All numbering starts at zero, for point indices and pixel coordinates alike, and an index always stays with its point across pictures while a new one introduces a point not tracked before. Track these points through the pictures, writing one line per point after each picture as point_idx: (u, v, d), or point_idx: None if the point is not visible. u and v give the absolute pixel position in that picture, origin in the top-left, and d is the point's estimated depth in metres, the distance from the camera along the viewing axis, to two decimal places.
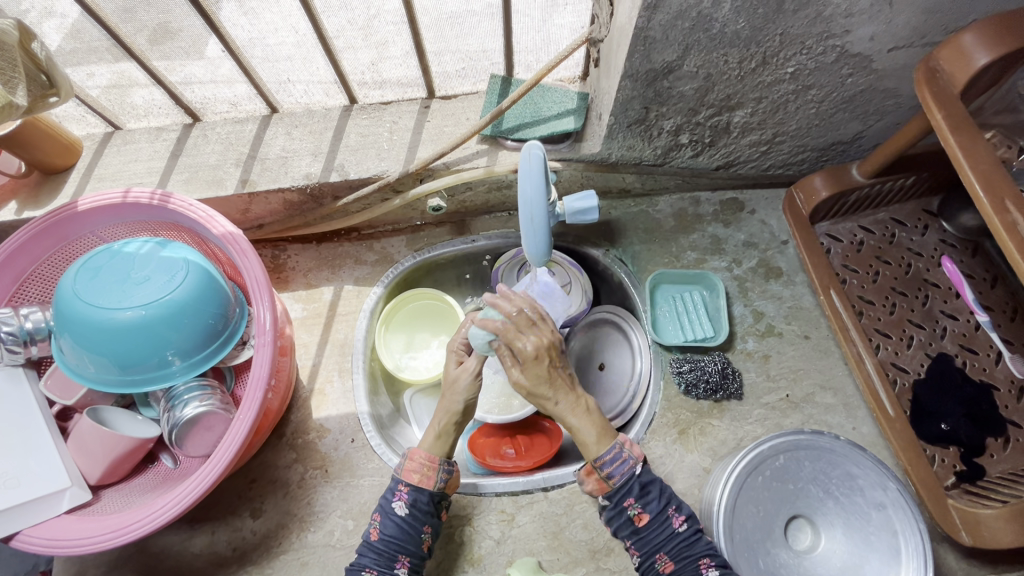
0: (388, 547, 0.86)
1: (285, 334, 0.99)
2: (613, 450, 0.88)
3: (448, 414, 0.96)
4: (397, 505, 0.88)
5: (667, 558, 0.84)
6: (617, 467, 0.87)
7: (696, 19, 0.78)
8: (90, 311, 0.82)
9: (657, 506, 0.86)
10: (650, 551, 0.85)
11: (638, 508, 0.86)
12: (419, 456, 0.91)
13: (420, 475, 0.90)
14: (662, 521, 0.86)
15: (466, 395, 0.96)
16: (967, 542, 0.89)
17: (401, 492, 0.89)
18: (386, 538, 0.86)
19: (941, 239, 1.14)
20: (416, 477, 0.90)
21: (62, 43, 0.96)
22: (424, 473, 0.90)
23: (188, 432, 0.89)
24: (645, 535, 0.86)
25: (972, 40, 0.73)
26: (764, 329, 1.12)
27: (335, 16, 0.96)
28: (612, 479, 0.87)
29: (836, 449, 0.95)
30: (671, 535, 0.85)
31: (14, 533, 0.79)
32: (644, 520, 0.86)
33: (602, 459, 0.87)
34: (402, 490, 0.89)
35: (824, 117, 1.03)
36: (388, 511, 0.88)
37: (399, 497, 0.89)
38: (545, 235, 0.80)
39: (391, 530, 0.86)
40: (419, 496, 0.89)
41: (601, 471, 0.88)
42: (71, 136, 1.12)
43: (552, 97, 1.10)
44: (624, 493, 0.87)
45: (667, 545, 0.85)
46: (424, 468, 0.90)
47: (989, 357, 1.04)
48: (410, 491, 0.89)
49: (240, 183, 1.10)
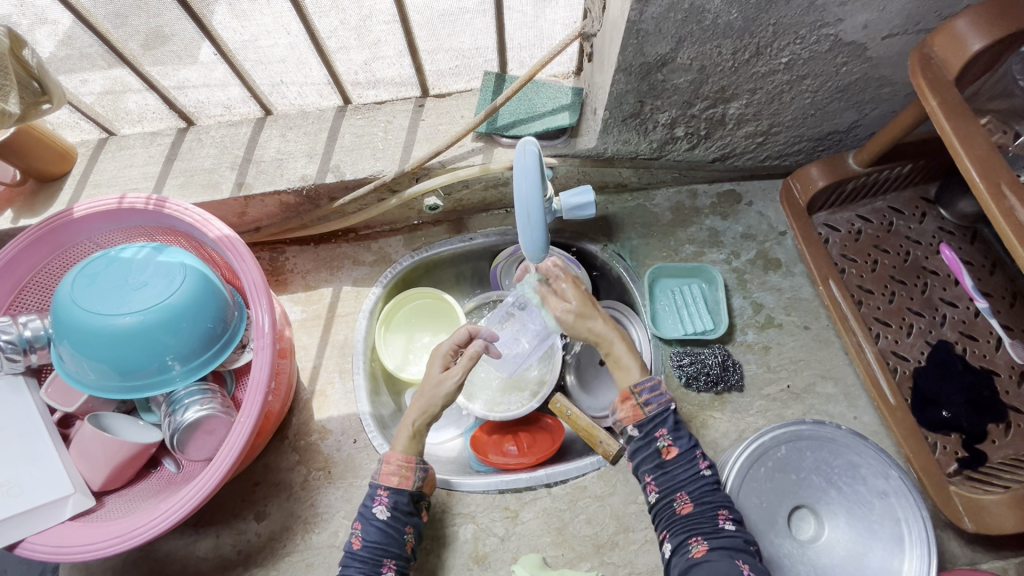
0: (373, 553, 0.85)
1: (284, 336, 1.00)
2: (652, 381, 0.88)
3: (423, 412, 0.95)
4: (377, 510, 0.87)
5: (687, 498, 0.83)
6: (654, 395, 0.87)
7: (688, 11, 0.78)
8: (88, 317, 0.82)
9: (687, 444, 0.85)
10: (671, 487, 0.84)
11: (669, 441, 0.85)
12: (395, 459, 0.91)
13: (399, 477, 0.90)
14: (690, 459, 0.84)
15: (444, 400, 0.95)
16: (971, 529, 0.88)
17: (381, 496, 0.88)
18: (369, 545, 0.85)
19: (939, 227, 1.14)
20: (395, 479, 0.89)
21: (56, 51, 0.95)
22: (402, 475, 0.90)
23: (189, 437, 0.89)
24: (670, 469, 0.84)
25: (966, 25, 0.73)
26: (764, 320, 1.12)
27: (327, 16, 0.96)
28: (648, 407, 0.86)
29: (837, 438, 0.96)
30: (696, 476, 0.84)
31: (19, 541, 0.79)
32: (671, 455, 0.85)
33: (641, 386, 0.88)
34: (381, 494, 0.88)
35: (819, 107, 1.02)
36: (368, 517, 0.87)
37: (380, 501, 0.88)
38: (541, 232, 0.80)
39: (373, 536, 0.85)
40: (399, 498, 0.88)
41: (637, 399, 0.87)
42: (66, 143, 1.12)
43: (546, 94, 1.10)
44: (657, 423, 0.86)
45: (689, 486, 0.83)
46: (401, 470, 0.90)
47: (989, 344, 1.04)
48: (390, 494, 0.88)
49: (235, 186, 1.10)
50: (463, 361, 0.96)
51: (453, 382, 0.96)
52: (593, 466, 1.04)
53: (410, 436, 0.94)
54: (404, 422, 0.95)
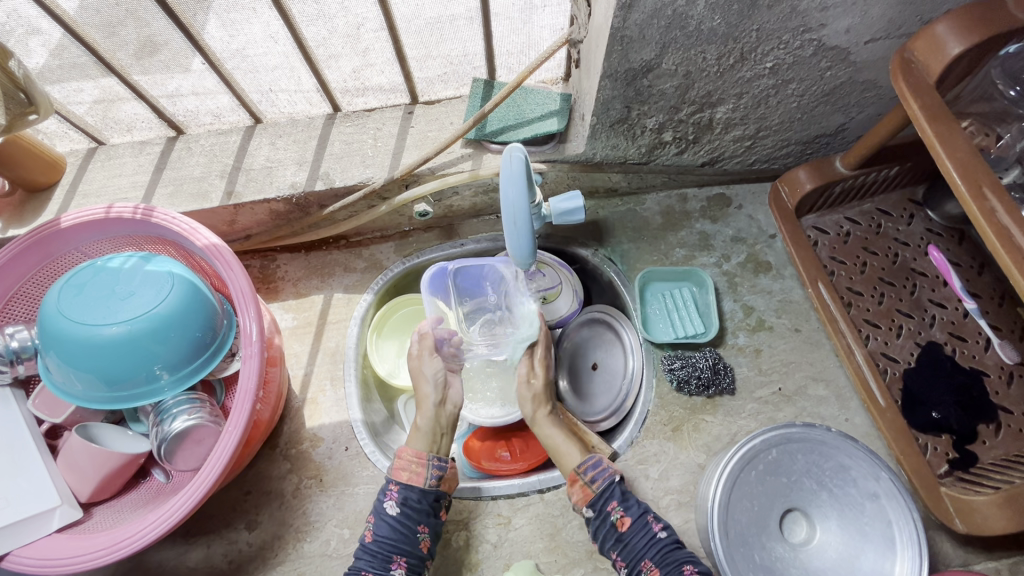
0: (382, 548, 0.87)
1: (273, 344, 0.99)
2: (594, 458, 0.94)
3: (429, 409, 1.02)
4: (388, 505, 0.90)
5: (652, 565, 0.84)
6: (597, 471, 0.92)
7: (672, 18, 0.78)
8: (75, 328, 0.82)
9: (637, 510, 0.89)
10: (636, 557, 0.86)
11: (620, 512, 0.88)
12: (406, 455, 0.94)
13: (410, 473, 0.93)
14: (643, 525, 0.87)
15: (436, 396, 1.03)
16: (962, 530, 0.88)
17: (391, 491, 0.91)
18: (379, 539, 0.87)
19: (927, 228, 1.14)
20: (405, 475, 0.92)
21: (46, 61, 0.95)
22: (414, 470, 0.93)
23: (177, 447, 0.89)
24: (628, 541, 0.87)
25: (945, 30, 0.73)
26: (754, 323, 1.12)
27: (315, 25, 0.96)
28: (595, 484, 0.91)
29: (828, 441, 0.95)
30: (652, 541, 0.86)
31: (5, 554, 0.78)
32: (626, 525, 0.87)
33: (585, 466, 0.93)
34: (393, 489, 0.91)
35: (806, 111, 1.03)
36: (380, 512, 0.89)
37: (390, 496, 0.91)
38: (528, 237, 0.79)
39: (385, 531, 0.88)
40: (410, 494, 0.91)
41: (584, 477, 0.92)
42: (55, 153, 1.12)
43: (534, 99, 1.10)
44: (607, 498, 0.90)
45: (651, 552, 0.85)
46: (412, 466, 0.93)
47: (978, 344, 1.04)
48: (400, 490, 0.91)
49: (225, 195, 1.10)
50: (427, 359, 1.05)
51: (431, 377, 1.04)
52: None
53: (422, 436, 0.99)
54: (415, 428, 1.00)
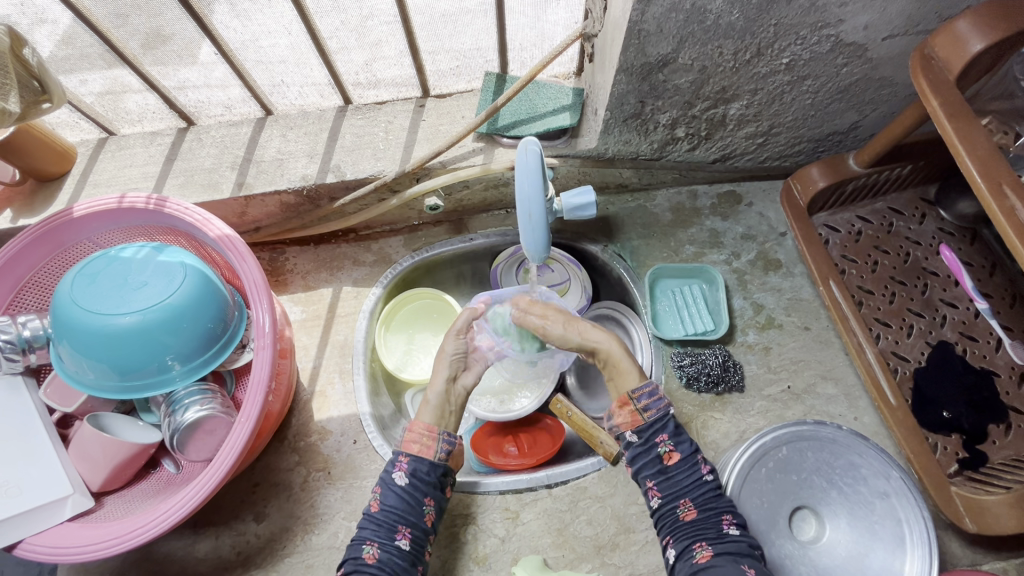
0: (389, 518, 0.86)
1: (284, 336, 0.99)
2: (649, 386, 0.91)
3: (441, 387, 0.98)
4: (397, 475, 0.90)
5: (691, 504, 0.85)
6: (653, 400, 0.90)
7: (690, 11, 0.78)
8: (88, 317, 0.82)
9: (688, 448, 0.89)
10: (675, 493, 0.86)
11: (670, 445, 0.88)
12: (418, 428, 0.93)
13: (420, 445, 0.92)
14: (692, 464, 0.88)
15: (450, 370, 1.00)
16: (972, 529, 0.88)
17: (401, 463, 0.91)
18: (386, 509, 0.87)
19: (938, 228, 1.14)
20: (416, 447, 0.92)
21: (56, 50, 0.95)
22: (424, 443, 0.92)
23: (189, 437, 0.89)
24: (671, 475, 0.87)
25: (967, 26, 0.73)
26: (764, 321, 1.12)
27: (329, 16, 0.96)
28: (648, 412, 0.90)
29: (838, 439, 0.96)
30: (699, 482, 0.87)
31: (18, 541, 0.78)
32: (673, 459, 0.88)
33: (640, 390, 0.91)
34: (402, 461, 0.91)
35: (820, 108, 1.03)
36: (388, 483, 0.89)
37: (399, 467, 0.90)
38: (543, 231, 0.79)
39: (392, 501, 0.87)
40: (419, 466, 0.90)
41: (636, 403, 0.90)
42: (65, 142, 1.11)
43: (546, 94, 1.10)
44: (656, 429, 0.89)
45: (693, 493, 0.86)
46: (423, 439, 0.93)
47: (989, 345, 1.04)
48: (411, 461, 0.90)
49: (236, 186, 1.10)
50: (452, 335, 1.02)
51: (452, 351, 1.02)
52: (593, 466, 1.04)
53: (432, 408, 0.96)
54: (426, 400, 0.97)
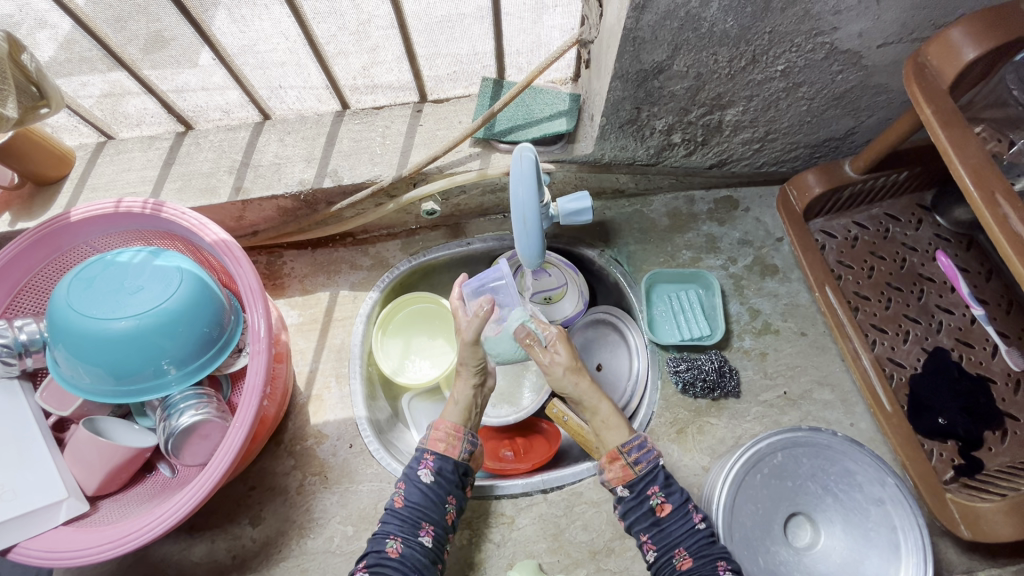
0: (412, 514, 0.87)
1: (280, 341, 0.99)
2: (638, 440, 0.93)
3: (468, 389, 1.00)
4: (422, 473, 0.91)
5: (686, 553, 0.85)
6: (642, 454, 0.91)
7: (685, 19, 0.78)
8: (84, 321, 0.82)
9: (679, 498, 0.89)
10: (669, 544, 0.87)
11: (662, 497, 0.88)
12: (445, 426, 0.95)
13: (446, 444, 0.94)
14: (683, 514, 0.88)
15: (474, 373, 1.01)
16: (967, 537, 0.88)
17: (426, 460, 0.92)
18: (410, 505, 0.88)
19: (935, 234, 1.14)
20: (441, 446, 0.94)
21: (55, 54, 0.95)
22: (449, 442, 0.94)
23: (184, 442, 0.89)
24: (665, 526, 0.88)
25: (961, 34, 0.73)
26: (760, 326, 1.12)
27: (326, 22, 0.97)
28: (638, 466, 0.90)
29: (833, 445, 0.95)
30: (691, 531, 0.87)
31: (14, 545, 0.78)
32: (666, 511, 0.88)
33: (629, 445, 0.92)
34: (427, 458, 0.92)
35: (816, 114, 1.03)
36: (413, 478, 0.90)
37: (424, 465, 0.92)
38: (537, 236, 0.80)
39: (416, 497, 0.88)
40: (445, 464, 0.92)
41: (627, 458, 0.91)
42: (64, 146, 1.12)
43: (543, 99, 1.10)
44: (648, 482, 0.90)
45: (687, 541, 0.86)
46: (449, 438, 0.95)
47: (985, 351, 1.04)
48: (436, 459, 0.92)
49: (233, 191, 1.10)
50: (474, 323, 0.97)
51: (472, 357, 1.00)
52: (589, 471, 1.04)
53: (458, 409, 0.99)
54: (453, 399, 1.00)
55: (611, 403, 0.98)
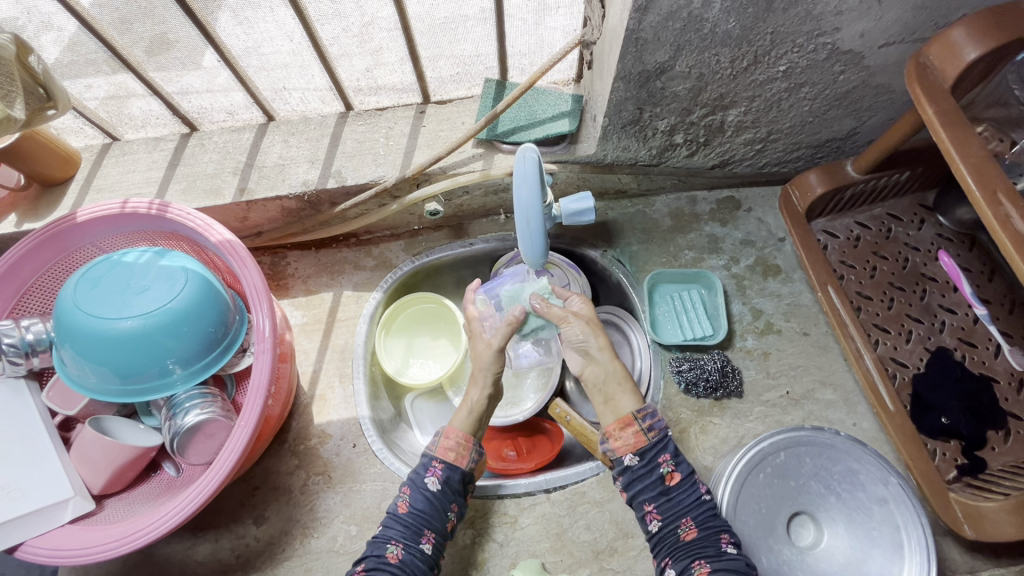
0: (415, 521, 0.87)
1: (285, 341, 1.00)
2: (651, 408, 0.91)
3: (484, 397, 0.97)
4: (429, 480, 0.90)
5: (692, 524, 0.85)
6: (655, 421, 0.90)
7: (687, 20, 0.79)
8: (90, 321, 0.83)
9: (687, 469, 0.89)
10: (675, 514, 0.86)
11: (672, 466, 0.88)
12: (456, 435, 0.93)
13: (456, 454, 0.93)
14: (691, 485, 0.87)
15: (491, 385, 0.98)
16: (971, 536, 0.88)
17: (434, 468, 0.91)
18: (414, 512, 0.88)
19: (937, 234, 1.14)
20: (452, 454, 0.92)
21: (61, 56, 0.96)
22: (459, 451, 0.93)
23: (190, 441, 0.89)
24: (672, 496, 0.87)
25: (962, 35, 0.73)
26: (763, 326, 1.12)
27: (329, 24, 0.97)
28: (651, 432, 0.89)
29: (836, 445, 0.96)
30: (698, 501, 0.87)
31: (20, 543, 0.79)
32: (675, 480, 0.87)
33: (643, 412, 0.91)
34: (436, 466, 0.91)
35: (818, 115, 1.03)
36: (419, 485, 0.90)
37: (432, 472, 0.91)
38: (540, 238, 0.80)
39: (421, 505, 0.88)
40: (452, 474, 0.91)
41: (640, 425, 0.89)
42: (69, 148, 1.13)
43: (546, 100, 1.11)
44: (660, 450, 0.89)
45: (694, 511, 0.86)
46: (460, 447, 0.93)
47: (988, 351, 1.04)
48: (445, 468, 0.91)
49: (237, 192, 1.11)
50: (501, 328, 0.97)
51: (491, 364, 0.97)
52: (592, 471, 1.05)
53: (468, 417, 0.96)
54: (464, 404, 0.97)
55: (622, 366, 0.96)
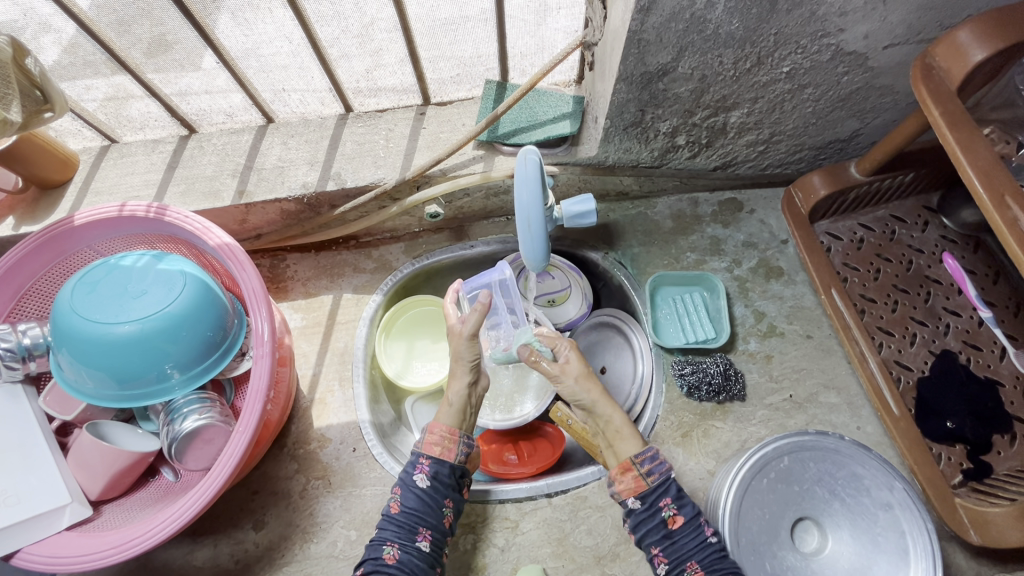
0: (408, 519, 0.87)
1: (283, 344, 0.99)
2: (650, 451, 0.91)
3: (463, 387, 0.98)
4: (417, 478, 0.90)
5: (697, 567, 0.83)
6: (655, 465, 0.89)
7: (690, 21, 0.78)
8: (87, 326, 0.82)
9: (691, 511, 0.87)
10: (681, 556, 0.84)
11: (674, 509, 0.87)
12: (440, 430, 0.94)
13: (442, 448, 0.93)
14: (695, 527, 0.86)
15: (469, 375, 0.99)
16: (977, 542, 0.87)
17: (422, 465, 0.91)
18: (407, 511, 0.87)
19: (941, 236, 1.13)
20: (437, 450, 0.93)
21: (58, 58, 0.95)
22: (445, 446, 0.93)
23: (187, 446, 0.89)
24: (676, 538, 0.86)
25: (968, 36, 0.72)
26: (766, 329, 1.11)
27: (329, 25, 0.96)
28: (650, 477, 0.88)
29: (841, 449, 0.94)
30: (703, 544, 0.85)
31: (15, 551, 0.78)
32: (677, 523, 0.86)
33: (642, 456, 0.90)
34: (423, 462, 0.91)
35: (821, 116, 1.02)
36: (409, 484, 0.90)
37: (420, 470, 0.91)
38: (542, 241, 0.79)
39: (412, 503, 0.88)
40: (441, 469, 0.91)
41: (640, 469, 0.89)
42: (67, 150, 1.12)
43: (547, 102, 1.10)
44: (660, 493, 0.88)
45: (699, 555, 0.84)
46: (444, 441, 0.93)
47: (993, 354, 1.03)
48: (432, 463, 0.91)
49: (236, 194, 1.10)
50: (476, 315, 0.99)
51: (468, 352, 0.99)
52: (593, 475, 1.04)
53: (454, 411, 0.97)
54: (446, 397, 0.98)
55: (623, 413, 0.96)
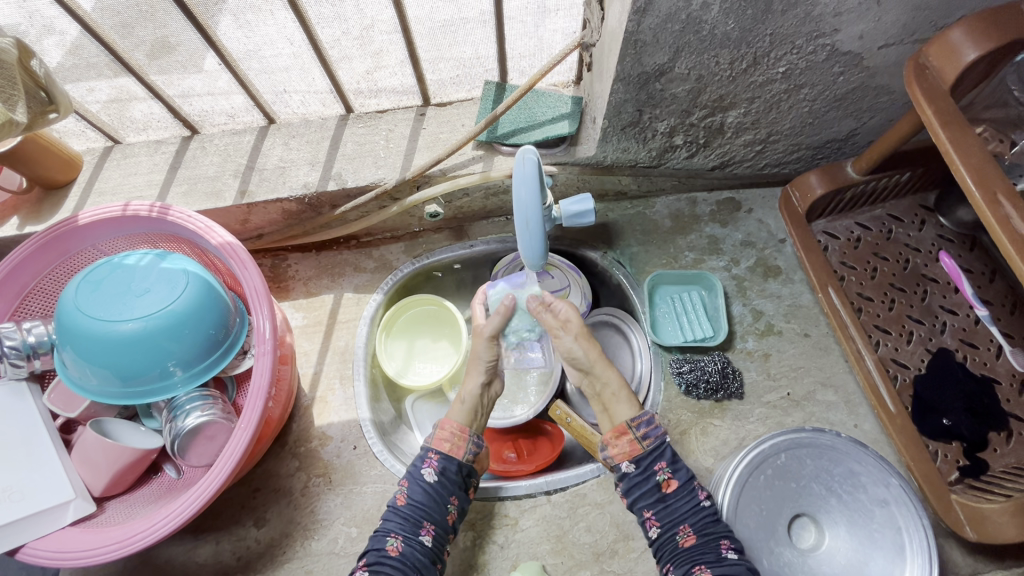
0: (414, 513, 0.88)
1: (285, 342, 1.00)
2: (647, 416, 0.94)
3: (477, 387, 1.00)
4: (426, 471, 0.91)
5: (690, 530, 0.86)
6: (651, 429, 0.92)
7: (686, 22, 0.79)
8: (91, 323, 0.83)
9: (685, 475, 0.90)
10: (674, 520, 0.87)
11: (668, 474, 0.90)
12: (451, 426, 0.96)
13: (451, 445, 0.94)
14: (689, 491, 0.89)
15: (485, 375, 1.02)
16: (973, 538, 0.87)
17: (430, 459, 0.93)
18: (413, 504, 0.88)
19: (938, 235, 1.14)
20: (446, 446, 0.94)
21: (63, 60, 0.96)
22: (454, 443, 0.95)
23: (191, 442, 0.90)
24: (670, 502, 0.89)
25: (961, 36, 0.73)
26: (763, 328, 1.12)
27: (330, 27, 0.97)
28: (646, 441, 0.91)
29: (837, 446, 0.95)
30: (696, 508, 0.88)
31: (20, 545, 0.79)
32: (671, 487, 0.89)
33: (637, 420, 0.93)
34: (432, 457, 0.93)
35: (818, 115, 1.03)
36: (417, 477, 0.91)
37: (429, 464, 0.92)
38: (540, 240, 0.80)
39: (418, 496, 0.89)
40: (449, 465, 0.92)
41: (635, 433, 0.92)
42: (71, 151, 1.13)
43: (546, 102, 1.11)
44: (656, 457, 0.91)
45: (692, 518, 0.87)
46: (455, 438, 0.95)
47: (989, 351, 1.04)
48: (440, 459, 0.93)
49: (238, 194, 1.11)
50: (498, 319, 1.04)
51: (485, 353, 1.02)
52: (592, 473, 1.04)
53: (465, 409, 0.99)
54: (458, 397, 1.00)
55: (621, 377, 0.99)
